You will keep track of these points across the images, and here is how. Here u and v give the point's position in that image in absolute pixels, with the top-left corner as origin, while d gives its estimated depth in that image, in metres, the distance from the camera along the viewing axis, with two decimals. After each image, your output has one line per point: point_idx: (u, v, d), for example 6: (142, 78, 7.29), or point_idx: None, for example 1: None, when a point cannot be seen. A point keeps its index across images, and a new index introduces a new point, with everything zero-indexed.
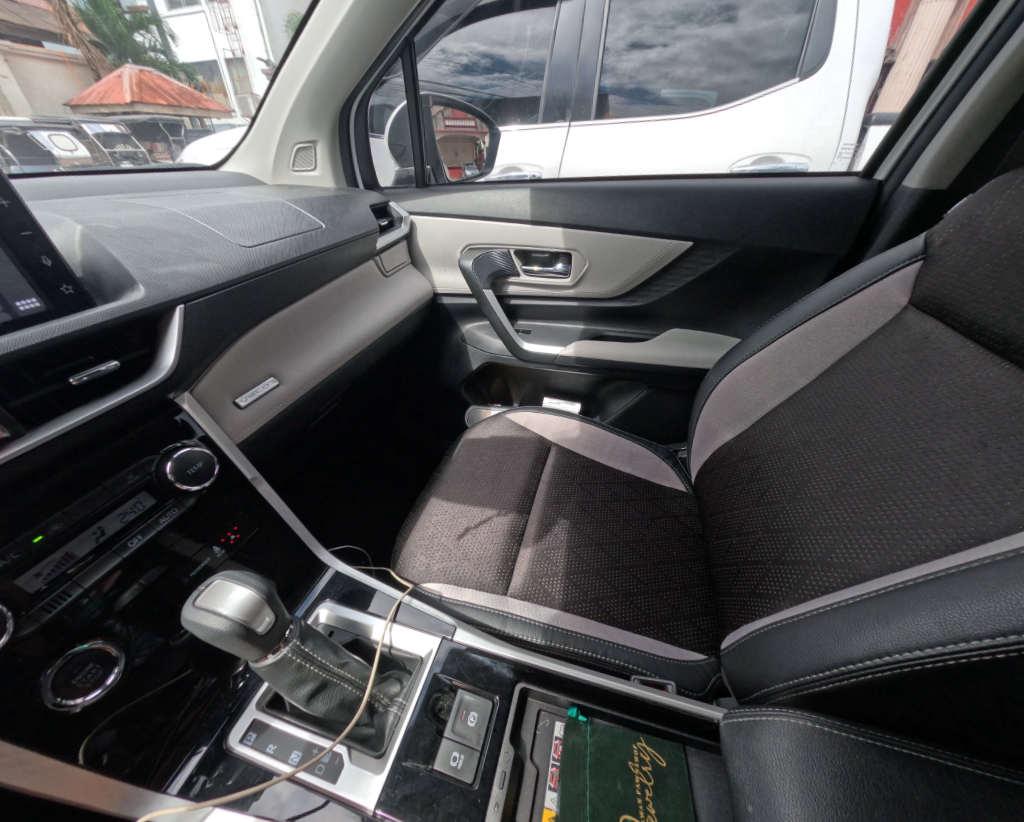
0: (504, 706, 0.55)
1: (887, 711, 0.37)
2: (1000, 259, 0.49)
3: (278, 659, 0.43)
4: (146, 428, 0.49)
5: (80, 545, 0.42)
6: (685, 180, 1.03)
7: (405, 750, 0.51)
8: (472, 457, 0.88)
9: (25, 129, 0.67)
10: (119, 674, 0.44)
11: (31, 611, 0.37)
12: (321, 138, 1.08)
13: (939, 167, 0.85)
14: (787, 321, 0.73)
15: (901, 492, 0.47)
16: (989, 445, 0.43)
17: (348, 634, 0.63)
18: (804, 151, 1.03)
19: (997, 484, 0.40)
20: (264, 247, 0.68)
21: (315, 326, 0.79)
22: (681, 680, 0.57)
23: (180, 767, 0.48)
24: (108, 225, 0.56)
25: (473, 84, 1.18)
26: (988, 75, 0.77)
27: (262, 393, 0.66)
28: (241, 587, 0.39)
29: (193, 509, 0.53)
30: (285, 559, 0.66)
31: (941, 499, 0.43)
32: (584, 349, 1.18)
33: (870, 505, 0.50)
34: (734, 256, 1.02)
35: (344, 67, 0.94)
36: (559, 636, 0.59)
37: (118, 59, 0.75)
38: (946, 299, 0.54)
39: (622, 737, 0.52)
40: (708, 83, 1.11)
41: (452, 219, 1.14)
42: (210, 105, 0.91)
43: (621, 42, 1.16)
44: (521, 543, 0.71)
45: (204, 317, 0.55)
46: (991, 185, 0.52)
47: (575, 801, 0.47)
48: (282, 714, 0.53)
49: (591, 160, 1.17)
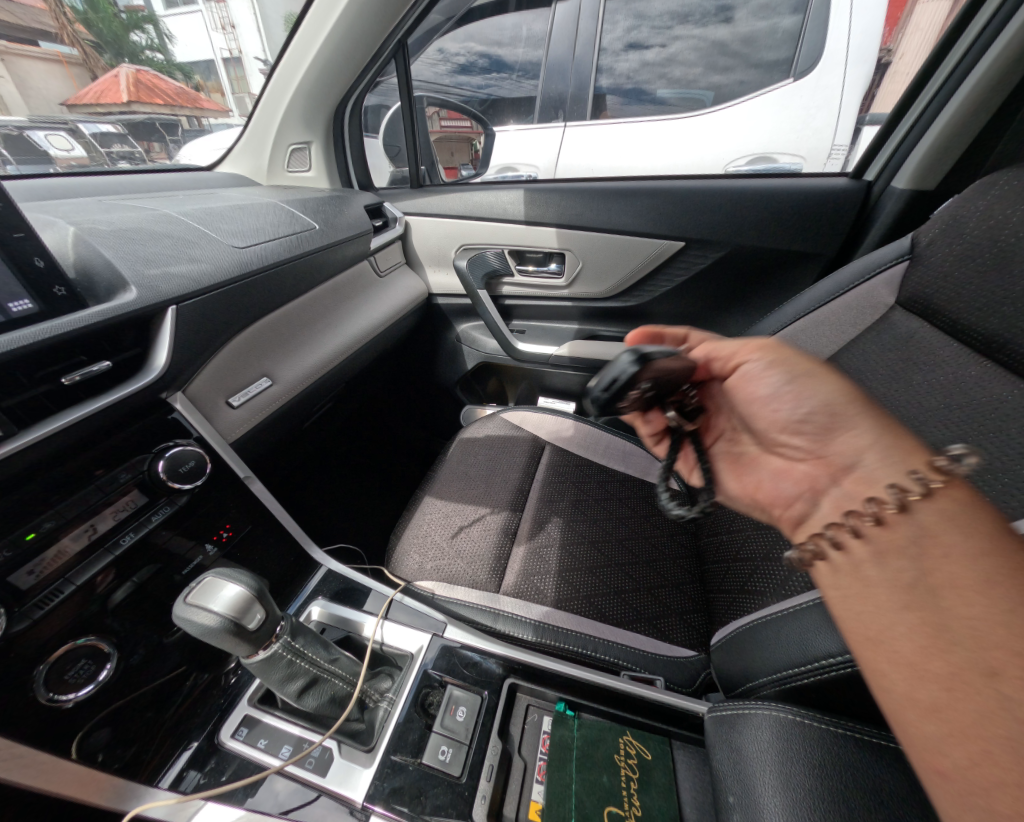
0: (493, 700, 0.56)
1: (866, 704, 0.38)
2: (982, 260, 0.50)
3: (269, 654, 0.43)
4: (139, 428, 0.49)
5: (73, 542, 0.42)
6: (680, 179, 1.04)
7: (395, 744, 0.51)
8: (466, 456, 0.89)
9: (20, 129, 0.68)
10: (111, 670, 0.44)
11: (23, 608, 0.38)
12: (315, 138, 1.08)
13: (926, 169, 0.86)
14: (777, 321, 0.74)
15: None
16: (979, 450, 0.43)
17: (340, 631, 0.64)
18: (798, 152, 1.04)
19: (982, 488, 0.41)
20: (257, 247, 0.69)
21: (309, 325, 0.80)
22: (669, 675, 0.57)
23: (170, 763, 0.48)
24: (100, 226, 0.57)
25: (471, 84, 1.20)
26: (974, 77, 0.78)
27: (256, 393, 0.66)
28: (233, 584, 0.40)
29: (186, 507, 0.54)
30: (278, 557, 0.66)
31: None
32: (578, 348, 1.17)
33: None
34: (726, 255, 1.03)
35: (338, 68, 0.94)
36: (548, 633, 0.59)
37: (114, 60, 0.76)
38: (933, 299, 0.55)
39: (609, 731, 0.53)
40: (705, 83, 1.15)
41: (447, 218, 1.15)
42: (205, 105, 0.91)
43: (618, 42, 1.20)
44: (515, 541, 0.71)
45: (196, 317, 0.56)
46: (976, 186, 0.53)
47: (560, 792, 0.48)
48: (274, 708, 0.54)
49: (585, 158, 1.19)
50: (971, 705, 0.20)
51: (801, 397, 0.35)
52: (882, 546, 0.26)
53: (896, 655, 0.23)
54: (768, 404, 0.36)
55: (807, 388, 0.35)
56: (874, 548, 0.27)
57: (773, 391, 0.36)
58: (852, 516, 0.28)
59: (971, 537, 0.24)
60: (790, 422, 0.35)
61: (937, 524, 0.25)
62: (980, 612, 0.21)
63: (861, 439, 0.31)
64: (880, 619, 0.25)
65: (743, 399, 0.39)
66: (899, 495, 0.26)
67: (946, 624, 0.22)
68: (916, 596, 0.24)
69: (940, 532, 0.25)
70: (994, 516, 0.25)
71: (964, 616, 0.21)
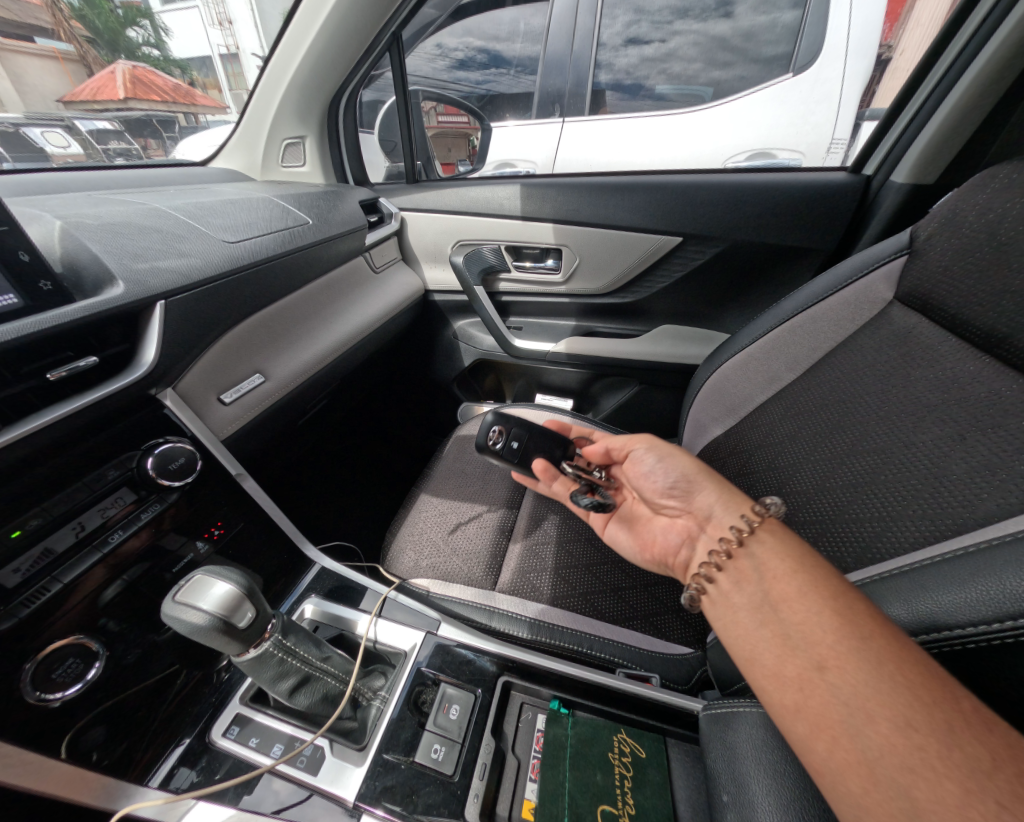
0: (486, 698, 0.55)
1: None
2: (981, 254, 0.49)
3: (259, 653, 0.43)
4: (127, 424, 0.49)
5: (60, 540, 0.42)
6: (678, 174, 1.03)
7: (387, 742, 0.51)
8: (462, 453, 0.88)
9: (16, 126, 0.67)
10: (100, 669, 0.43)
11: (9, 606, 0.37)
12: (310, 132, 1.07)
13: (927, 161, 0.85)
14: (774, 317, 0.71)
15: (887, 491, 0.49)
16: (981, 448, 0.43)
17: (333, 629, 0.63)
18: (797, 147, 1.04)
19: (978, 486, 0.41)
20: (248, 242, 0.68)
21: (303, 322, 0.79)
22: (665, 672, 0.57)
23: (162, 759, 0.48)
24: (87, 220, 0.56)
25: (468, 79, 1.18)
26: (971, 70, 0.77)
27: (249, 390, 0.66)
28: (222, 581, 0.39)
29: (177, 504, 0.53)
30: (272, 554, 0.66)
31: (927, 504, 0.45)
32: (576, 344, 1.17)
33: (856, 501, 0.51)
34: (724, 250, 1.02)
35: (331, 61, 0.93)
36: (544, 631, 0.59)
37: (110, 55, 0.75)
38: (931, 294, 0.54)
39: (603, 728, 0.53)
40: (705, 79, 1.13)
41: (443, 214, 1.14)
42: (200, 100, 0.91)
43: (617, 38, 1.21)
44: (511, 538, 0.72)
45: (185, 312, 0.55)
46: (976, 178, 0.52)
47: (553, 791, 0.47)
48: (266, 708, 0.53)
49: (583, 152, 1.18)
50: (812, 695, 0.28)
51: (669, 468, 0.55)
52: (738, 576, 0.38)
53: (761, 665, 0.32)
54: (649, 478, 0.56)
55: (677, 462, 0.54)
56: (734, 578, 0.38)
57: (659, 465, 0.56)
58: (715, 554, 0.41)
59: (787, 561, 0.36)
60: (666, 487, 0.54)
61: (766, 554, 0.37)
62: (807, 618, 0.31)
63: (710, 496, 0.48)
64: (747, 637, 0.34)
65: (636, 474, 0.59)
66: (739, 534, 0.40)
67: (786, 631, 0.31)
68: (766, 612, 0.33)
69: (768, 559, 0.36)
70: (796, 544, 0.38)
71: (796, 621, 0.31)
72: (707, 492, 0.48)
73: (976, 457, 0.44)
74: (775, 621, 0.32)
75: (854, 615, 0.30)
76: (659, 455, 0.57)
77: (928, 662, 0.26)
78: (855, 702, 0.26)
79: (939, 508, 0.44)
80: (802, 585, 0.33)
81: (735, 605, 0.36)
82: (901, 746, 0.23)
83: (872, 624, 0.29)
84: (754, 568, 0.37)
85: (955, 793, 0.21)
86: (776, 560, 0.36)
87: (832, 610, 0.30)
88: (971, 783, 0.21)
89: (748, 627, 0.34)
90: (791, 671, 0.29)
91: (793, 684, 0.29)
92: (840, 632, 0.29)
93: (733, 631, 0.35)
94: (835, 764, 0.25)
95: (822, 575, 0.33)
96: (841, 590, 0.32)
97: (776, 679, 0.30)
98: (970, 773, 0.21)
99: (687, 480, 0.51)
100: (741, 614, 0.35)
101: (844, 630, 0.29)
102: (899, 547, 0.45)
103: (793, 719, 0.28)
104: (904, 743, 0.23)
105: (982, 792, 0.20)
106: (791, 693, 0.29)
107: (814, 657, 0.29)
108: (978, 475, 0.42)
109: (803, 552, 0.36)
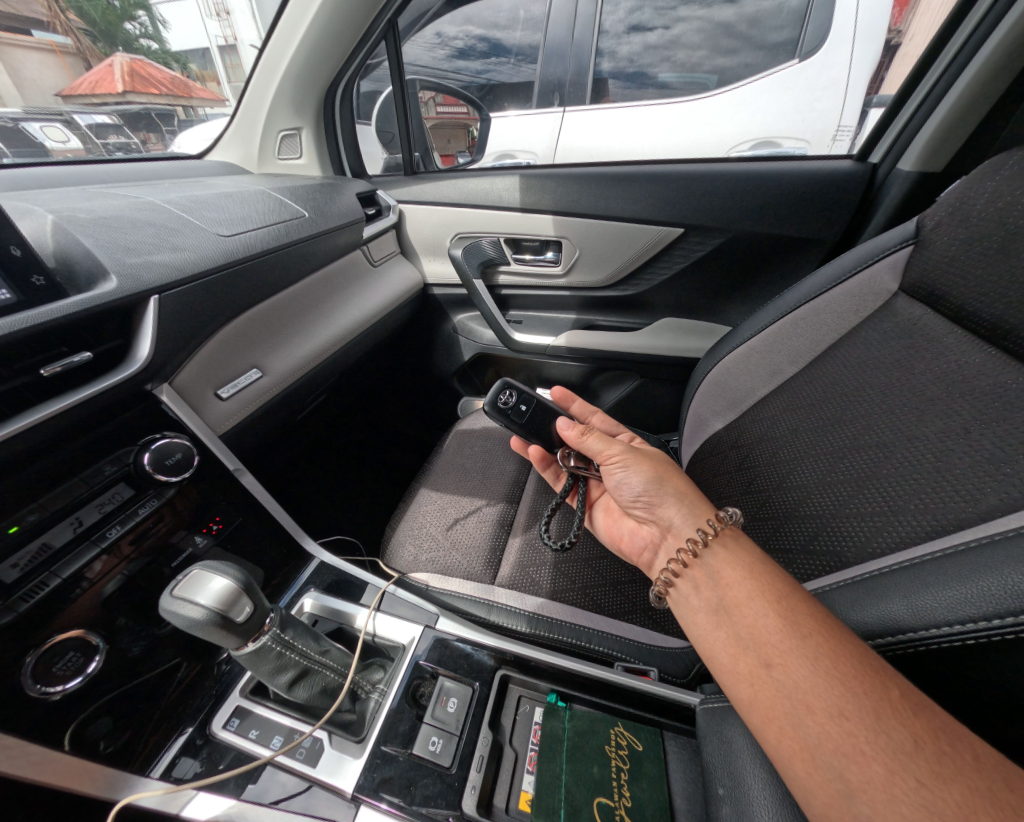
0: (484, 692, 0.56)
1: None
2: (989, 244, 0.48)
3: (257, 647, 0.43)
4: (123, 420, 0.49)
5: (58, 535, 0.42)
6: (680, 163, 1.01)
7: (384, 734, 0.51)
8: (462, 448, 0.89)
9: (16, 121, 0.67)
10: (99, 662, 0.44)
11: (8, 600, 0.37)
12: (306, 124, 1.05)
13: (933, 149, 0.84)
14: (777, 309, 0.69)
15: (894, 489, 0.48)
16: (996, 449, 0.42)
17: (332, 623, 0.63)
18: (803, 135, 1.01)
19: (996, 490, 0.40)
20: (243, 235, 0.68)
21: (300, 316, 0.79)
22: (663, 666, 0.58)
23: (165, 750, 0.49)
24: (79, 213, 0.56)
25: (469, 69, 1.18)
26: (983, 53, 0.75)
27: (245, 385, 0.66)
28: (220, 575, 0.39)
29: (174, 499, 0.53)
30: (272, 548, 0.66)
31: (935, 500, 0.44)
32: (575, 337, 1.13)
33: (867, 501, 0.50)
34: (726, 241, 1.01)
35: (326, 50, 0.92)
36: (543, 624, 0.60)
37: (109, 49, 0.74)
38: (937, 285, 0.53)
39: (600, 721, 0.53)
40: (709, 67, 1.12)
41: (441, 207, 1.13)
42: (198, 93, 0.91)
43: (620, 25, 1.18)
44: (511, 532, 0.73)
45: (179, 306, 0.55)
46: (985, 165, 0.50)
47: (550, 785, 0.47)
48: (265, 700, 0.54)
49: (585, 139, 1.16)
50: (763, 690, 0.32)
51: (633, 480, 0.53)
52: (697, 581, 0.42)
53: (719, 663, 0.36)
54: (619, 488, 0.55)
55: (640, 470, 0.53)
56: (693, 584, 0.42)
57: (624, 474, 0.54)
58: (674, 563, 0.45)
59: (737, 568, 0.40)
60: (631, 499, 0.54)
61: (721, 563, 0.41)
62: (758, 621, 0.35)
63: (670, 510, 0.49)
64: (706, 637, 0.38)
65: (607, 480, 0.57)
66: (694, 546, 0.43)
67: (739, 633, 0.36)
68: (722, 616, 0.38)
69: (723, 569, 0.40)
70: (747, 549, 0.42)
71: (747, 625, 0.35)
72: (668, 502, 0.50)
73: (980, 452, 0.43)
74: (730, 625, 0.37)
75: (799, 618, 0.34)
76: (624, 464, 0.54)
77: (860, 655, 0.31)
78: (796, 695, 0.30)
79: (941, 503, 0.43)
80: (754, 591, 0.37)
81: (695, 608, 0.41)
82: (836, 733, 0.28)
83: (814, 625, 0.33)
84: (710, 576, 0.41)
85: (882, 774, 0.25)
86: (730, 569, 0.40)
87: (780, 614, 0.35)
88: (895, 762, 0.25)
89: (708, 629, 0.39)
90: (746, 670, 0.34)
91: (746, 680, 0.34)
92: (786, 635, 0.33)
93: (695, 630, 0.40)
94: (784, 748, 0.30)
95: (770, 580, 0.38)
96: (788, 594, 0.36)
97: (732, 675, 0.35)
98: (894, 754, 0.26)
99: (650, 490, 0.51)
100: (701, 616, 0.40)
101: (790, 634, 0.33)
102: (901, 543, 0.45)
103: (747, 709, 0.33)
104: (838, 730, 0.28)
105: (904, 770, 0.25)
106: (744, 687, 0.34)
107: (763, 657, 0.33)
108: (981, 470, 0.42)
109: (752, 558, 0.41)
